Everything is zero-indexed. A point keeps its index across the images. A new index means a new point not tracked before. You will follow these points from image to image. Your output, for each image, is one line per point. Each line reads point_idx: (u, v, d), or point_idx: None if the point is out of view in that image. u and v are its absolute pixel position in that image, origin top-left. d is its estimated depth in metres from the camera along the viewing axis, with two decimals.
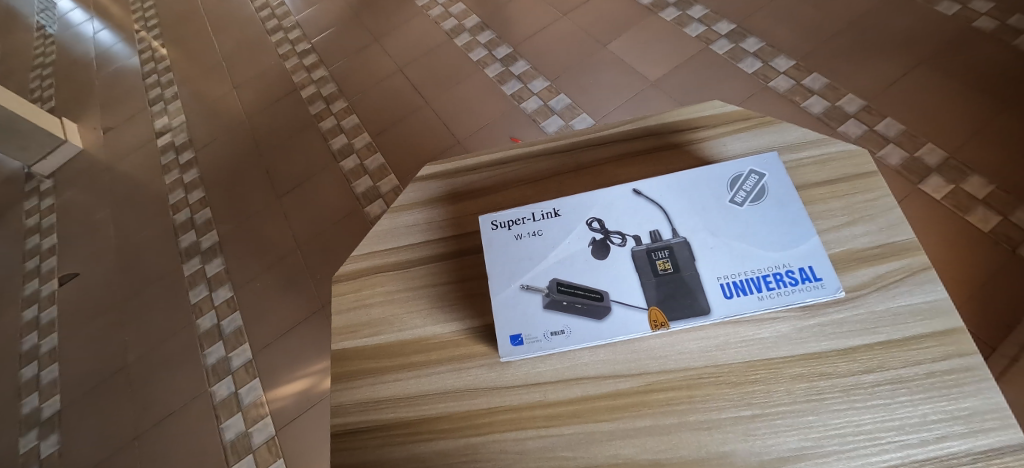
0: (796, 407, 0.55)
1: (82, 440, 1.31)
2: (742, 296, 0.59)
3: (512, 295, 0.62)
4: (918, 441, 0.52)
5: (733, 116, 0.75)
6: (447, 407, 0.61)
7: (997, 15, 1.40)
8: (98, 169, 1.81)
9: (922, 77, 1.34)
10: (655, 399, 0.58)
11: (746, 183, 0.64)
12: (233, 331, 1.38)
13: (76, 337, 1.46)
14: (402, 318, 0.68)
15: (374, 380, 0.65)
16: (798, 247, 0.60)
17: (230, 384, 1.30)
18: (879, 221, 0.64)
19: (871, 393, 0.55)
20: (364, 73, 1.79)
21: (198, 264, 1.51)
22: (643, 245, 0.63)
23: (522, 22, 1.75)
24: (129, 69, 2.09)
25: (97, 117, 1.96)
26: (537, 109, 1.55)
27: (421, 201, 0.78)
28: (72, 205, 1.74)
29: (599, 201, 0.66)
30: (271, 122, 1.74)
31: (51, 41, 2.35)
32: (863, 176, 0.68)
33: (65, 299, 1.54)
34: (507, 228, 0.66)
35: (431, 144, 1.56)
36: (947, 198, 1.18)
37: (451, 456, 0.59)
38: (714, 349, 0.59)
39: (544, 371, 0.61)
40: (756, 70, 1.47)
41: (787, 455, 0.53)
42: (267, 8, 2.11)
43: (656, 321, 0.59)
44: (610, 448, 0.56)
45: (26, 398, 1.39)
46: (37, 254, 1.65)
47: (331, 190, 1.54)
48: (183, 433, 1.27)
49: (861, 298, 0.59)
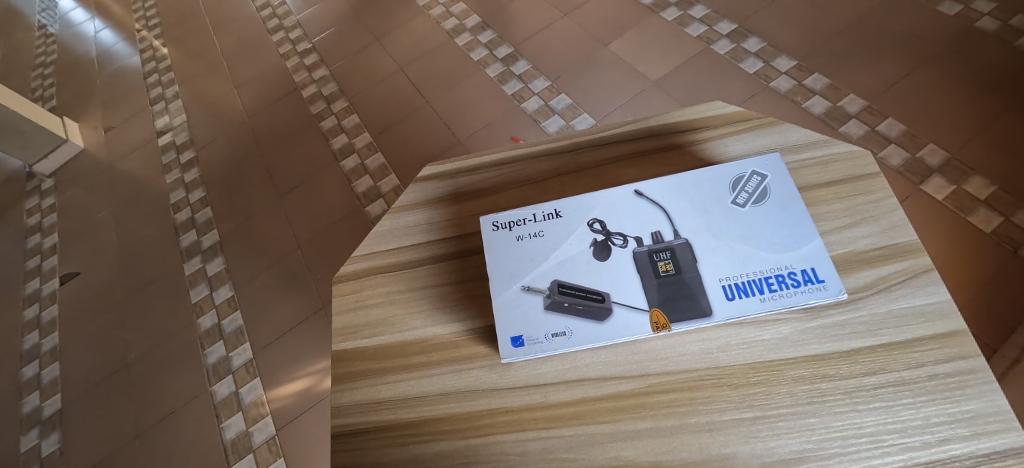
0: (798, 409, 0.55)
1: (83, 439, 1.31)
2: (744, 298, 0.59)
3: (513, 297, 0.62)
4: (921, 444, 0.52)
5: (735, 117, 0.75)
6: (448, 408, 0.61)
7: (999, 15, 1.40)
8: (99, 168, 1.81)
9: (924, 78, 1.34)
10: (656, 401, 0.58)
11: (748, 185, 0.64)
12: (233, 331, 1.38)
13: (77, 336, 1.46)
14: (403, 318, 0.68)
15: (375, 381, 0.65)
16: (801, 249, 0.60)
17: (230, 383, 1.30)
18: (882, 223, 0.64)
19: (873, 395, 0.55)
20: (365, 73, 1.79)
21: (199, 264, 1.51)
22: (644, 247, 0.63)
23: (524, 21, 1.75)
24: (130, 67, 2.09)
25: (99, 116, 1.96)
26: (538, 109, 1.54)
27: (422, 202, 0.78)
28: (74, 204, 1.74)
29: (601, 202, 0.66)
30: (272, 121, 1.74)
31: (54, 39, 2.35)
32: (865, 177, 0.67)
33: (66, 298, 1.54)
34: (508, 229, 0.66)
35: (432, 144, 1.56)
36: (949, 198, 1.18)
37: (452, 457, 0.59)
38: (716, 351, 0.59)
39: (545, 373, 0.61)
40: (758, 70, 1.46)
41: (789, 458, 0.53)
42: (269, 7, 2.11)
43: (657, 322, 0.59)
44: (611, 450, 0.56)
45: (27, 396, 1.39)
46: (38, 253, 1.65)
47: (332, 189, 1.54)
48: (184, 432, 1.27)
49: (863, 300, 0.59)
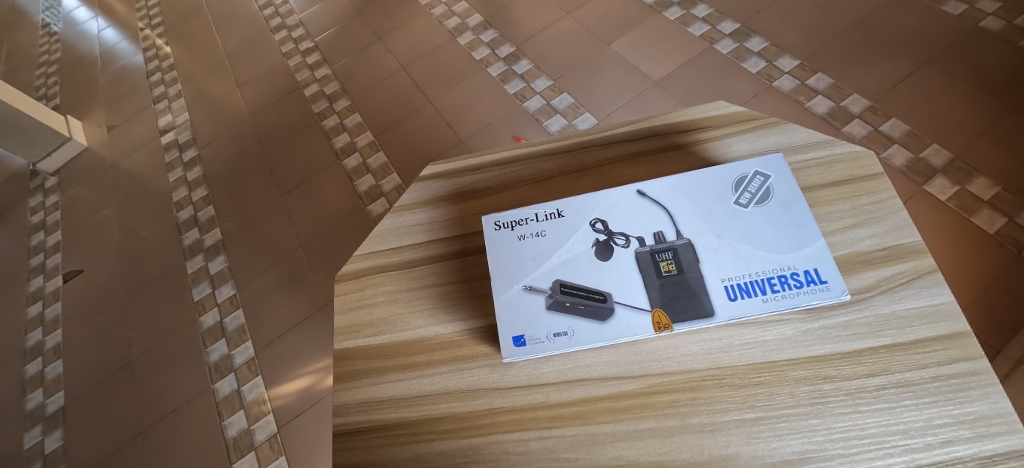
0: (800, 410, 0.55)
1: (86, 436, 1.31)
2: (746, 299, 0.59)
3: (515, 296, 0.62)
4: (923, 446, 0.52)
5: (738, 117, 0.75)
6: (449, 407, 0.61)
7: (1004, 15, 1.39)
8: (102, 166, 1.82)
9: (928, 78, 1.33)
10: (657, 401, 0.58)
11: (751, 185, 0.64)
12: (236, 328, 1.38)
13: (81, 334, 1.47)
14: (404, 318, 0.68)
15: (376, 380, 0.65)
16: (804, 250, 0.59)
17: (232, 381, 1.31)
18: (885, 224, 0.64)
19: (875, 396, 0.54)
20: (368, 71, 1.79)
21: (202, 262, 1.51)
22: (646, 247, 0.63)
23: (526, 20, 1.75)
24: (133, 66, 2.10)
25: (102, 114, 1.97)
26: (540, 108, 1.54)
27: (424, 201, 0.78)
28: (78, 202, 1.75)
29: (603, 202, 0.66)
30: (274, 119, 1.74)
31: (56, 39, 2.35)
32: (869, 178, 0.67)
33: (69, 295, 1.54)
34: (510, 229, 0.66)
35: (434, 144, 1.56)
36: (953, 199, 1.18)
37: (452, 456, 0.59)
38: (718, 351, 0.59)
39: (546, 372, 0.61)
40: (760, 69, 1.46)
41: (790, 459, 0.53)
42: (271, 7, 2.11)
43: (660, 322, 0.59)
44: (612, 450, 0.56)
45: (31, 393, 1.40)
46: (42, 251, 1.66)
47: (334, 188, 1.54)
48: (186, 429, 1.27)
49: (865, 301, 0.59)
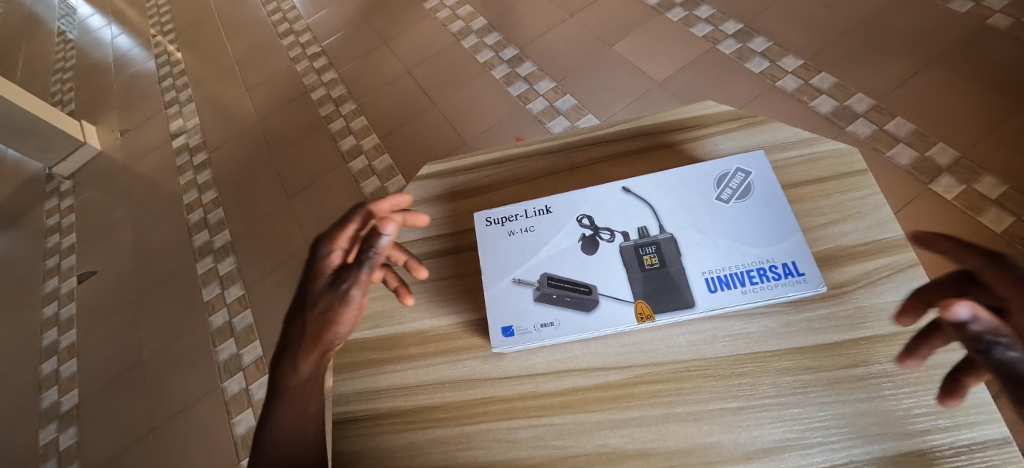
0: (782, 399, 0.56)
1: (99, 434, 1.34)
2: (726, 290, 0.60)
3: (505, 289, 0.64)
4: (901, 434, 0.52)
5: (728, 116, 0.76)
6: (442, 397, 0.63)
7: (1011, 12, 1.39)
8: (116, 170, 1.86)
9: (934, 76, 1.33)
10: (644, 390, 0.59)
11: (732, 181, 0.66)
12: (243, 328, 1.40)
13: (96, 333, 1.50)
14: (401, 311, 0.70)
15: (373, 371, 0.66)
16: (782, 243, 0.61)
17: (241, 379, 1.33)
18: (869, 219, 0.64)
19: (856, 387, 0.55)
20: (373, 74, 1.81)
21: (211, 262, 1.54)
22: (630, 241, 0.64)
23: (531, 22, 1.77)
24: (145, 72, 2.14)
25: (115, 119, 2.01)
26: (543, 110, 1.56)
27: (422, 199, 0.79)
28: (92, 205, 1.79)
29: (591, 199, 0.68)
30: (282, 123, 1.77)
31: (72, 46, 2.40)
32: (856, 174, 0.68)
33: (84, 295, 1.58)
34: (500, 225, 0.69)
35: (438, 146, 1.58)
36: (959, 198, 1.17)
37: (446, 444, 0.60)
38: (702, 343, 0.60)
39: (536, 363, 0.62)
40: (763, 69, 1.46)
41: (772, 446, 0.54)
42: (278, 13, 2.15)
43: (643, 313, 0.60)
44: (598, 438, 0.57)
45: (47, 391, 1.43)
46: (57, 253, 1.70)
47: (338, 190, 1.57)
48: (194, 428, 1.29)
49: (847, 295, 0.60)
